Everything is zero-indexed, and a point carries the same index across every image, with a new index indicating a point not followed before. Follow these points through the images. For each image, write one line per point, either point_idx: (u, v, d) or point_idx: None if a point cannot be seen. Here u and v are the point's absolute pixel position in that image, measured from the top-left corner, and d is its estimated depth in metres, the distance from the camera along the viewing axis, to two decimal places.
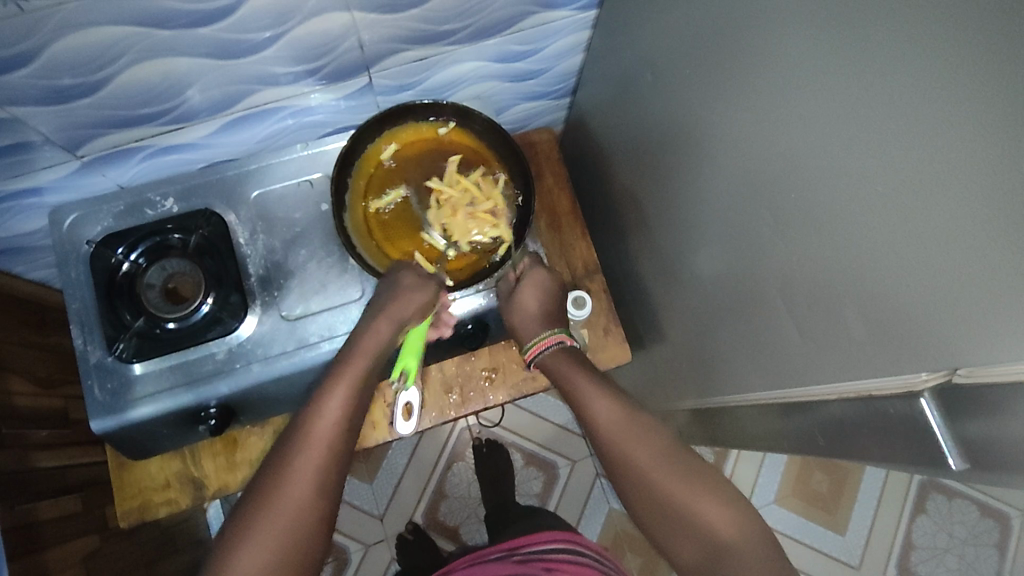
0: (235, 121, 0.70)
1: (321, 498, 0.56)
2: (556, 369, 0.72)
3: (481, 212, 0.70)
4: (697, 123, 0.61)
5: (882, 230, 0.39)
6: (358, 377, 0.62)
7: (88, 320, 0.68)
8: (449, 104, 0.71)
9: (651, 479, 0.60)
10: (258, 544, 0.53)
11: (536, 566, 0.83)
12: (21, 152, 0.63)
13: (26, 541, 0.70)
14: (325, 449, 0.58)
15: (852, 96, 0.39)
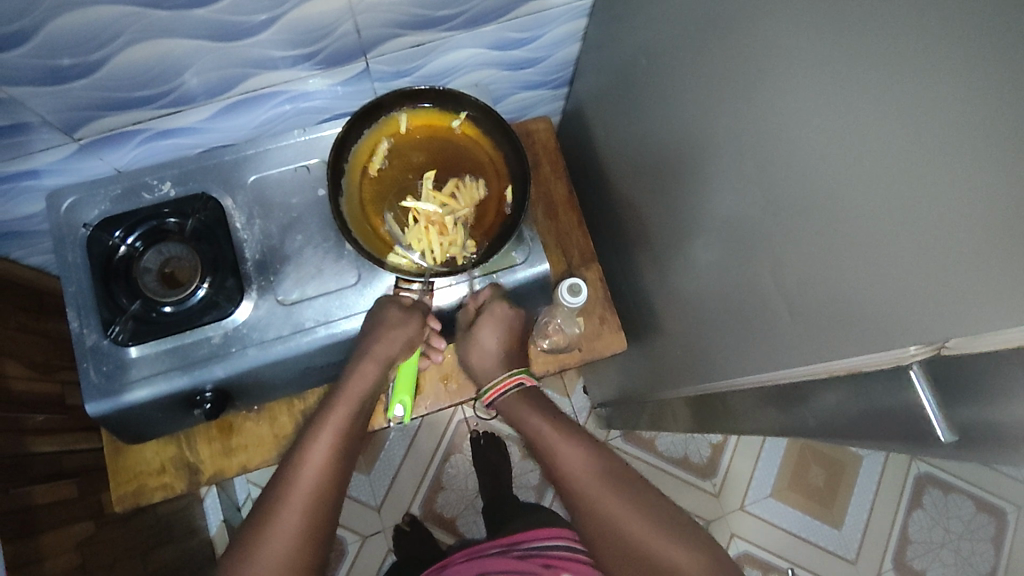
0: (232, 106, 0.71)
1: (306, 549, 0.63)
2: (515, 410, 0.78)
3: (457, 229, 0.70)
4: (693, 107, 0.61)
5: (875, 206, 0.39)
6: (344, 421, 0.69)
7: (85, 303, 0.68)
8: (468, 98, 0.71)
9: (620, 524, 0.69)
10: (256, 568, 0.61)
11: (536, 562, 1.01)
12: (19, 134, 0.63)
13: (22, 523, 0.71)
14: (315, 487, 0.65)
15: (848, 71, 0.39)
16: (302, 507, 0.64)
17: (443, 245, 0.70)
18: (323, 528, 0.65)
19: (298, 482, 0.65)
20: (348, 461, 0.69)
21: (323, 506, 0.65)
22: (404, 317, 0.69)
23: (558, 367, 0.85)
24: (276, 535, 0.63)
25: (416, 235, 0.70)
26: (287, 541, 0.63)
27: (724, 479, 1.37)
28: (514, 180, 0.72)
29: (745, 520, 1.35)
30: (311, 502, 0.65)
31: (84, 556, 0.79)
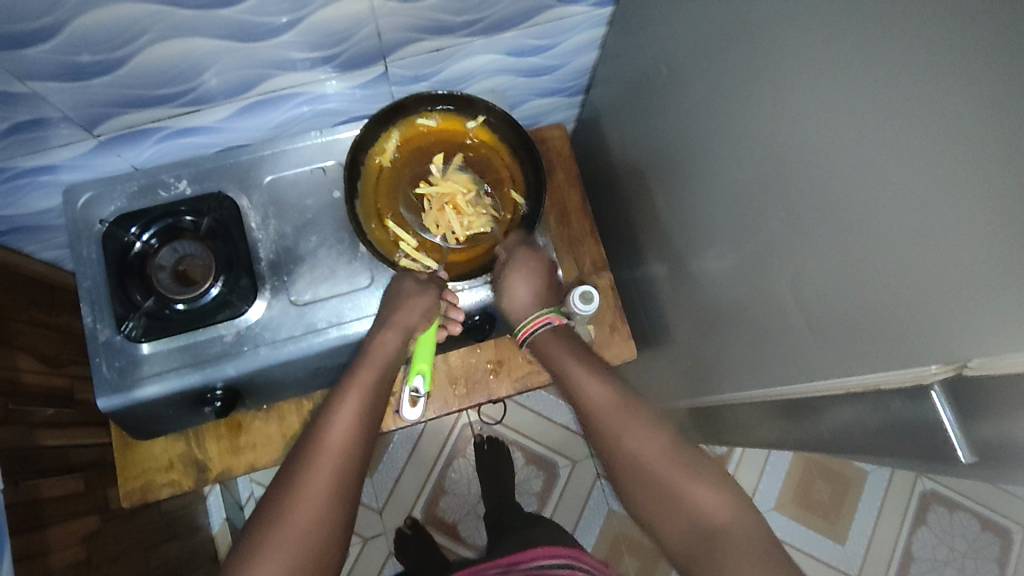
0: (250, 106, 0.71)
1: (337, 507, 0.58)
2: (548, 349, 0.73)
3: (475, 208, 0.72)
4: (710, 119, 0.61)
5: (897, 223, 0.39)
6: (369, 385, 0.65)
7: (98, 299, 0.68)
8: (482, 100, 0.71)
9: (658, 474, 0.60)
10: (278, 543, 0.55)
11: None
12: (39, 129, 0.63)
13: (29, 517, 0.71)
14: (341, 448, 0.61)
15: (874, 88, 0.39)
16: (325, 475, 0.59)
17: (461, 225, 0.71)
18: (353, 488, 0.60)
19: (326, 444, 0.61)
20: (373, 426, 0.65)
21: (351, 474, 0.60)
22: (421, 287, 0.67)
23: None
24: (295, 512, 0.56)
25: (433, 219, 0.70)
26: (307, 517, 0.56)
27: None
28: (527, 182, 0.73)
29: None
30: (338, 462, 0.60)
31: (88, 551, 0.79)
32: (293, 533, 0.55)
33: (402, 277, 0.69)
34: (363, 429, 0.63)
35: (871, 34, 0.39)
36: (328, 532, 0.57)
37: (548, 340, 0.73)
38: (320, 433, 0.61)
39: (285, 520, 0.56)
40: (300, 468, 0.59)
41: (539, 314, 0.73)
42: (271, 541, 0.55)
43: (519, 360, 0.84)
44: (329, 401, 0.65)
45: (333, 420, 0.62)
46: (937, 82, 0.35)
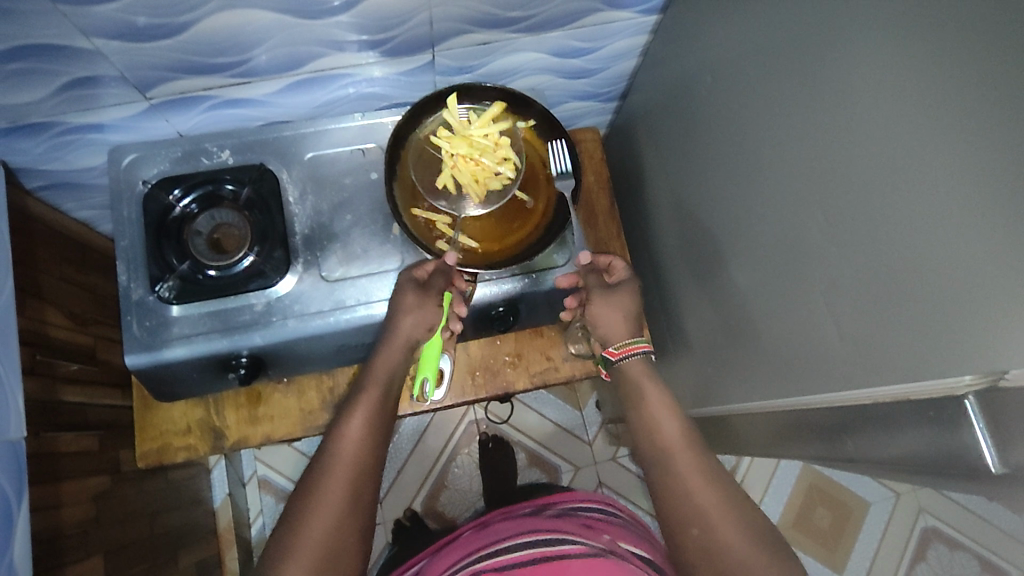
0: (298, 83, 0.72)
1: (354, 516, 0.59)
2: (637, 381, 0.69)
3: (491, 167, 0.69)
4: (750, 129, 0.62)
5: (951, 236, 0.40)
6: (376, 402, 0.66)
7: (134, 258, 0.70)
8: (538, 104, 0.73)
9: (704, 520, 0.58)
10: (298, 555, 0.56)
11: (575, 522, 0.75)
12: (94, 88, 0.64)
13: (47, 468, 0.72)
14: (356, 456, 0.61)
15: (937, 104, 0.40)
16: (344, 486, 0.59)
17: (476, 177, 0.68)
18: (370, 494, 0.61)
19: (340, 456, 0.61)
20: (385, 433, 0.65)
21: (367, 482, 0.61)
22: (421, 302, 0.68)
23: (585, 373, 0.85)
24: (311, 527, 0.57)
25: (446, 171, 0.69)
26: (324, 530, 0.57)
27: None
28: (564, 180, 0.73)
29: None
30: (354, 469, 0.61)
31: (98, 509, 0.80)
32: (312, 548, 0.56)
33: (403, 289, 0.69)
34: (376, 436, 0.64)
35: (937, 49, 0.39)
36: (346, 541, 0.58)
37: (639, 372, 0.69)
38: (334, 444, 0.62)
39: (302, 536, 0.56)
40: (317, 478, 0.60)
41: (637, 340, 0.72)
42: (290, 552, 0.56)
43: (538, 355, 0.85)
44: (340, 412, 0.65)
45: (344, 432, 0.63)
46: (1010, 100, 0.35)
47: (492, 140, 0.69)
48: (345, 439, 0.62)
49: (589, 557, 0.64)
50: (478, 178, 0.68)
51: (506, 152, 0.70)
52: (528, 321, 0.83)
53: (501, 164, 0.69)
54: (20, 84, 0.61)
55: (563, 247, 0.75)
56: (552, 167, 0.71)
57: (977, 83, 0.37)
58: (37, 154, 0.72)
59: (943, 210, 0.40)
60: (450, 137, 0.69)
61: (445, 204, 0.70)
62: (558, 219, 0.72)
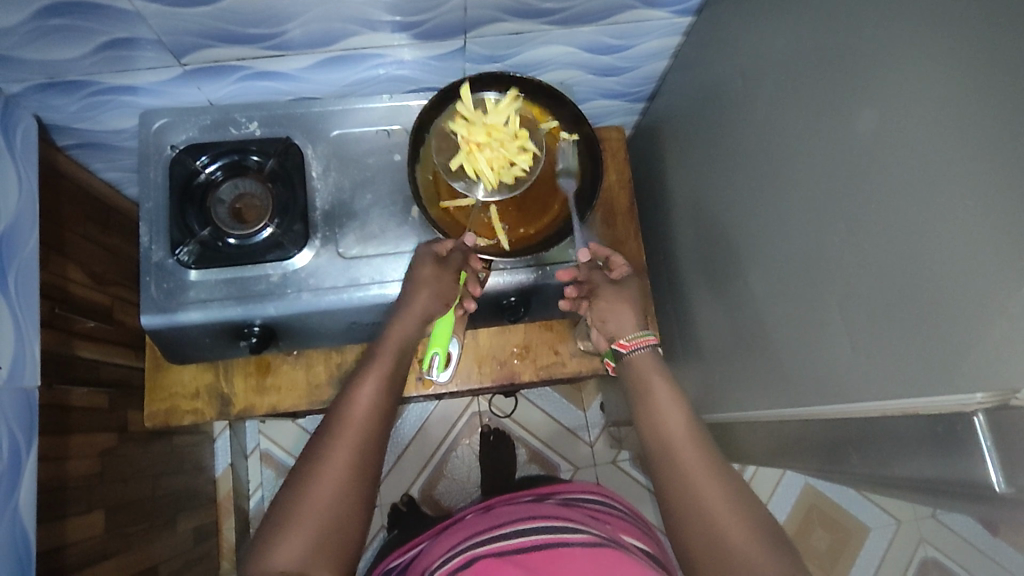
0: (329, 60, 0.72)
1: (360, 487, 0.59)
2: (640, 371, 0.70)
3: (508, 157, 0.68)
4: (776, 135, 0.61)
5: (975, 254, 0.39)
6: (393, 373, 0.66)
7: (158, 221, 0.71)
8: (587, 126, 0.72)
9: (703, 522, 0.58)
10: (303, 525, 0.56)
11: (579, 512, 0.76)
12: (131, 49, 0.65)
13: (57, 420, 0.73)
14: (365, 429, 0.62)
15: (968, 119, 0.39)
16: (350, 454, 0.60)
17: (493, 167, 0.68)
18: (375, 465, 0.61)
19: (355, 415, 0.62)
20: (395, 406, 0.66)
21: (375, 447, 0.62)
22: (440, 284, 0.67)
23: (590, 371, 0.85)
24: (325, 478, 0.58)
25: (462, 158, 0.68)
26: (337, 484, 0.58)
27: None
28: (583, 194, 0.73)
29: None
30: (364, 441, 0.61)
31: (104, 465, 0.82)
32: (325, 498, 0.57)
33: (422, 261, 0.69)
34: (383, 410, 0.64)
35: (977, 63, 0.39)
36: (353, 511, 0.58)
37: (651, 368, 0.69)
38: (343, 415, 0.62)
39: (315, 486, 0.58)
40: (329, 434, 0.61)
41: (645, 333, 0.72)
42: (299, 520, 0.56)
43: (547, 349, 0.86)
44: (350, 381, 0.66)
45: (359, 394, 0.64)
46: None
47: (509, 129, 0.69)
48: (361, 401, 0.64)
49: (592, 547, 0.64)
50: (494, 168, 0.68)
51: (523, 142, 0.69)
52: (538, 313, 0.83)
53: (518, 154, 0.68)
54: (61, 40, 0.62)
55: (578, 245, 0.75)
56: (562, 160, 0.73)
57: (1014, 99, 0.36)
58: (71, 112, 0.73)
59: (969, 228, 0.39)
60: (468, 125, 0.69)
61: (463, 185, 0.70)
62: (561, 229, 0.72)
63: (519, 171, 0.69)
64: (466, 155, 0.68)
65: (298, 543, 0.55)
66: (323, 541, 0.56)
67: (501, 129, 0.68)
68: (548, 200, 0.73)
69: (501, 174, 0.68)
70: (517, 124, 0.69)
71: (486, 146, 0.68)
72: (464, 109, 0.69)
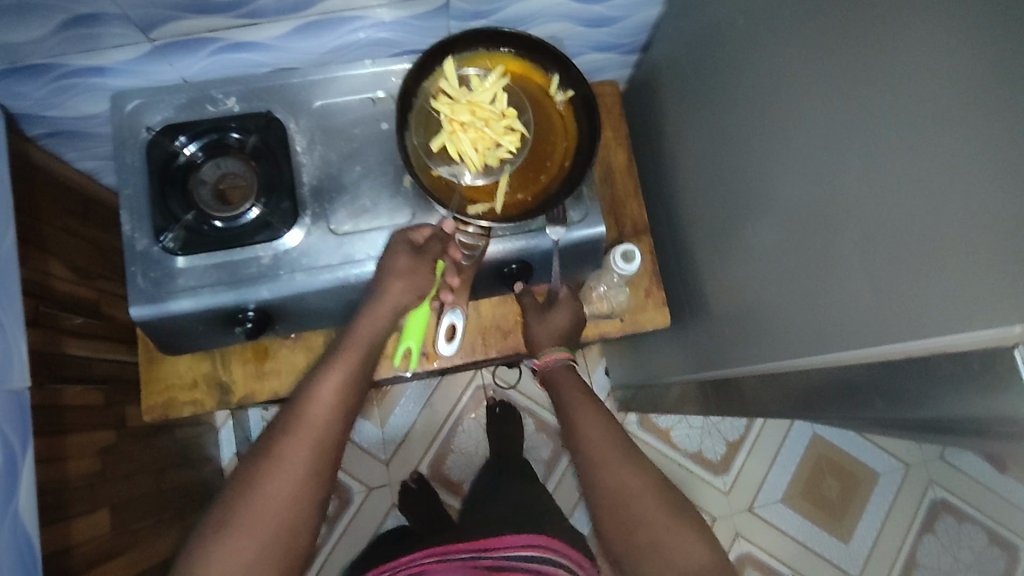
0: (305, 26, 0.68)
1: (307, 494, 0.58)
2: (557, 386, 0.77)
3: (493, 139, 0.65)
4: (784, 75, 0.58)
5: (1006, 184, 0.37)
6: None
7: (138, 208, 0.68)
8: (586, 87, 0.69)
9: None
10: (243, 532, 0.55)
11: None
12: (94, 26, 0.61)
13: (52, 421, 0.71)
14: (317, 433, 0.60)
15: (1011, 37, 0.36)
16: (299, 459, 0.58)
17: (477, 148, 0.65)
18: (327, 473, 0.60)
19: (305, 419, 0.60)
20: (354, 406, 0.64)
21: (328, 456, 0.60)
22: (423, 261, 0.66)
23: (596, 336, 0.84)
24: (266, 494, 0.57)
25: (444, 138, 0.65)
26: (281, 499, 0.57)
27: (736, 479, 1.35)
28: (578, 158, 0.69)
29: (753, 523, 1.34)
30: (315, 445, 0.59)
31: (105, 463, 0.80)
32: (266, 514, 0.56)
33: (398, 250, 0.66)
34: (342, 410, 0.62)
35: None
36: (298, 522, 0.57)
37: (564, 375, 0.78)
38: (298, 414, 0.60)
39: (256, 501, 0.56)
40: (278, 438, 0.59)
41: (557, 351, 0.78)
42: (241, 525, 0.55)
43: None
44: (310, 377, 0.64)
45: (315, 397, 0.61)
46: None
47: (495, 108, 0.66)
48: (315, 402, 0.61)
49: None
50: (479, 149, 0.65)
51: (510, 122, 0.66)
52: (541, 280, 0.81)
53: (504, 135, 0.66)
54: (18, 20, 0.58)
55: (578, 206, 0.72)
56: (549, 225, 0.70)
57: None
58: (38, 99, 0.70)
59: (1003, 157, 0.37)
60: (451, 103, 0.65)
61: (446, 169, 0.67)
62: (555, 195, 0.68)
63: (506, 152, 0.67)
64: (449, 136, 0.65)
65: (236, 549, 0.55)
66: (264, 556, 0.55)
67: (486, 106, 0.65)
68: (546, 164, 0.70)
69: (485, 155, 0.66)
70: (503, 103, 0.67)
71: (469, 125, 0.65)
72: (448, 87, 0.67)
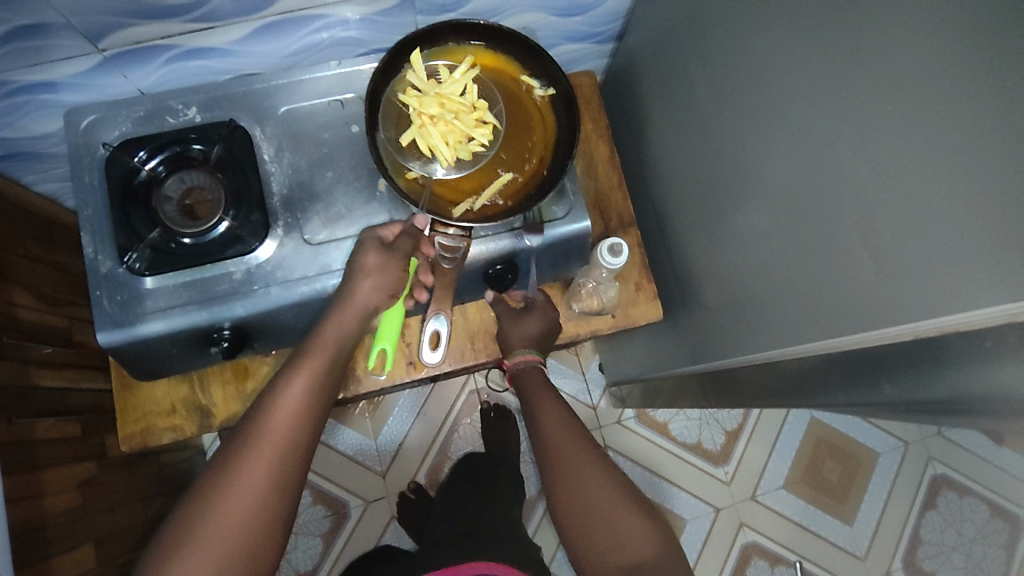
0: (266, 28, 0.65)
1: (275, 503, 0.55)
2: (528, 383, 0.79)
3: (464, 132, 0.63)
4: (767, 52, 0.56)
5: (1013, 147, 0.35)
6: None
7: (100, 229, 0.64)
8: (565, 77, 0.66)
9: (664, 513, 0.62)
10: (207, 543, 0.52)
11: None
12: (40, 38, 0.58)
13: (25, 457, 0.67)
14: (285, 438, 0.57)
15: None
16: (266, 463, 0.56)
17: (448, 141, 0.62)
18: (296, 480, 0.57)
19: (269, 430, 0.57)
20: (323, 409, 0.62)
21: (296, 461, 0.58)
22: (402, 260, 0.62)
23: (588, 333, 0.82)
24: (226, 510, 0.53)
25: (414, 132, 0.62)
26: (246, 507, 0.54)
27: (737, 468, 1.33)
28: (560, 152, 0.66)
29: (755, 511, 1.32)
30: (284, 450, 0.57)
31: (86, 497, 0.76)
32: (228, 527, 0.53)
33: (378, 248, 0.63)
34: (311, 415, 0.60)
35: None
36: (265, 532, 0.55)
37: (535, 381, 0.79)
38: (265, 419, 0.58)
39: (216, 518, 0.53)
40: (240, 451, 0.56)
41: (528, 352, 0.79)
42: (204, 536, 0.52)
43: None
44: (280, 389, 0.60)
45: (281, 401, 0.59)
46: None
47: (465, 100, 0.63)
48: (279, 410, 0.58)
49: None
50: (450, 142, 0.62)
51: (482, 115, 0.63)
52: (528, 279, 0.78)
53: (475, 128, 0.63)
54: None
55: (559, 199, 0.70)
56: (510, 240, 0.69)
57: None
58: None
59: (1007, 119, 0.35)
60: (419, 96, 0.63)
61: (418, 165, 0.64)
62: (536, 193, 0.65)
63: (479, 146, 0.64)
64: (419, 130, 0.62)
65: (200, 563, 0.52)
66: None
67: (456, 99, 0.63)
68: (523, 158, 0.67)
69: (458, 149, 0.63)
70: (475, 95, 0.64)
71: (439, 117, 0.62)
72: (416, 80, 0.64)
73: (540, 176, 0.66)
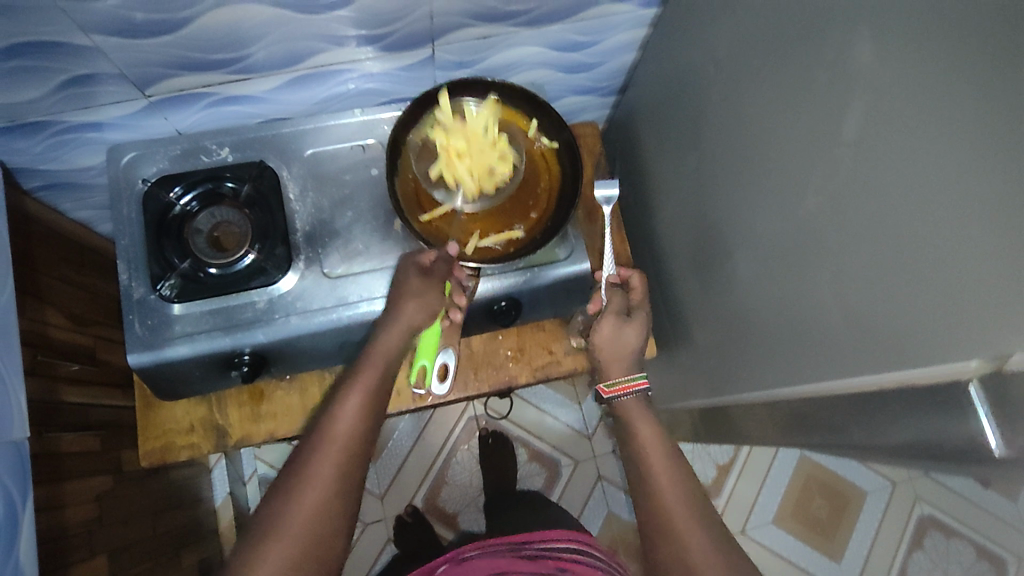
0: (297, 79, 0.71)
1: (339, 505, 0.58)
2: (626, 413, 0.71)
3: (487, 167, 0.67)
4: (754, 120, 0.62)
5: (953, 227, 0.40)
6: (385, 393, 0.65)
7: (135, 258, 0.69)
8: (568, 131, 0.71)
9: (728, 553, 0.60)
10: (280, 541, 0.54)
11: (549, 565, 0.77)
12: (91, 85, 0.63)
13: (51, 469, 0.71)
14: (347, 445, 0.60)
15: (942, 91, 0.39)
16: (331, 467, 0.59)
17: (472, 175, 0.67)
18: (357, 485, 0.60)
19: (331, 439, 0.60)
20: (378, 421, 0.64)
21: (356, 467, 0.60)
22: (414, 295, 0.67)
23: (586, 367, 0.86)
24: (297, 510, 0.56)
25: (441, 165, 0.67)
26: (314, 508, 0.56)
27: (727, 502, 1.37)
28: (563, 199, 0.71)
29: (744, 546, 1.35)
30: (346, 456, 0.60)
31: (101, 509, 0.80)
32: (297, 526, 0.55)
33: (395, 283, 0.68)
34: (368, 425, 0.63)
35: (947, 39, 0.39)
36: (333, 532, 0.56)
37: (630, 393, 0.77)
38: (325, 430, 0.61)
39: (287, 518, 0.55)
40: (303, 460, 0.59)
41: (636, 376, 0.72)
42: (275, 535, 0.55)
43: (540, 351, 0.86)
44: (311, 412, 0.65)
45: (338, 413, 0.62)
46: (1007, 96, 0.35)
47: (490, 135, 0.67)
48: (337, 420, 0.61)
49: None
50: (474, 176, 0.67)
51: (504, 149, 0.68)
52: (530, 316, 0.83)
53: (498, 163, 0.67)
54: (20, 82, 0.60)
55: (560, 244, 0.75)
56: (517, 279, 0.74)
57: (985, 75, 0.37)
58: (37, 154, 0.71)
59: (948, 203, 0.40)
60: (447, 130, 0.67)
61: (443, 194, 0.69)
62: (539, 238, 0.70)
63: (501, 179, 0.68)
64: (445, 165, 0.67)
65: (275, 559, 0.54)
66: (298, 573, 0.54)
67: (481, 134, 0.67)
68: (529, 203, 0.72)
69: (482, 182, 0.67)
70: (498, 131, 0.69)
71: (465, 153, 0.66)
72: (444, 115, 0.68)
73: (542, 224, 0.72)
